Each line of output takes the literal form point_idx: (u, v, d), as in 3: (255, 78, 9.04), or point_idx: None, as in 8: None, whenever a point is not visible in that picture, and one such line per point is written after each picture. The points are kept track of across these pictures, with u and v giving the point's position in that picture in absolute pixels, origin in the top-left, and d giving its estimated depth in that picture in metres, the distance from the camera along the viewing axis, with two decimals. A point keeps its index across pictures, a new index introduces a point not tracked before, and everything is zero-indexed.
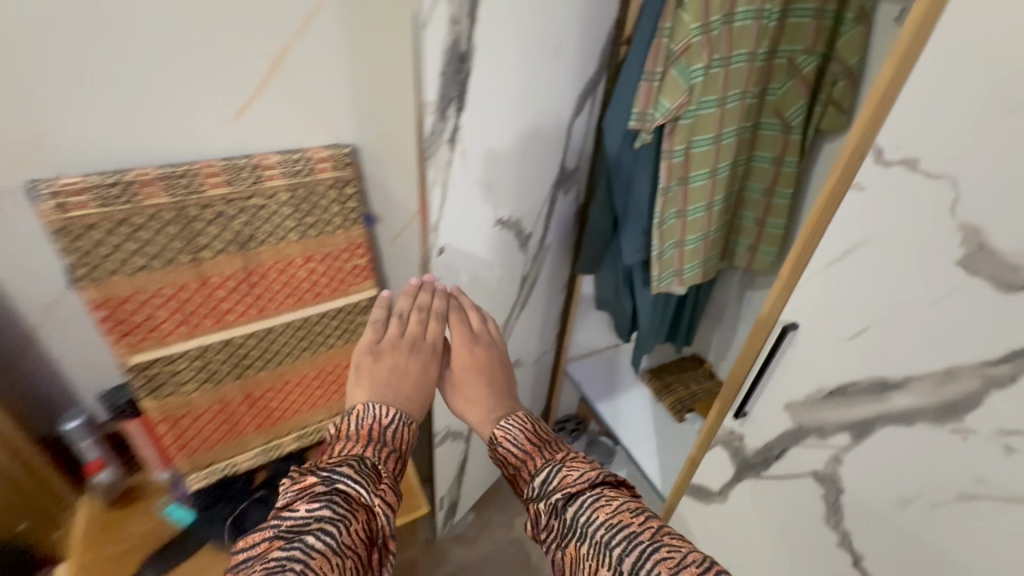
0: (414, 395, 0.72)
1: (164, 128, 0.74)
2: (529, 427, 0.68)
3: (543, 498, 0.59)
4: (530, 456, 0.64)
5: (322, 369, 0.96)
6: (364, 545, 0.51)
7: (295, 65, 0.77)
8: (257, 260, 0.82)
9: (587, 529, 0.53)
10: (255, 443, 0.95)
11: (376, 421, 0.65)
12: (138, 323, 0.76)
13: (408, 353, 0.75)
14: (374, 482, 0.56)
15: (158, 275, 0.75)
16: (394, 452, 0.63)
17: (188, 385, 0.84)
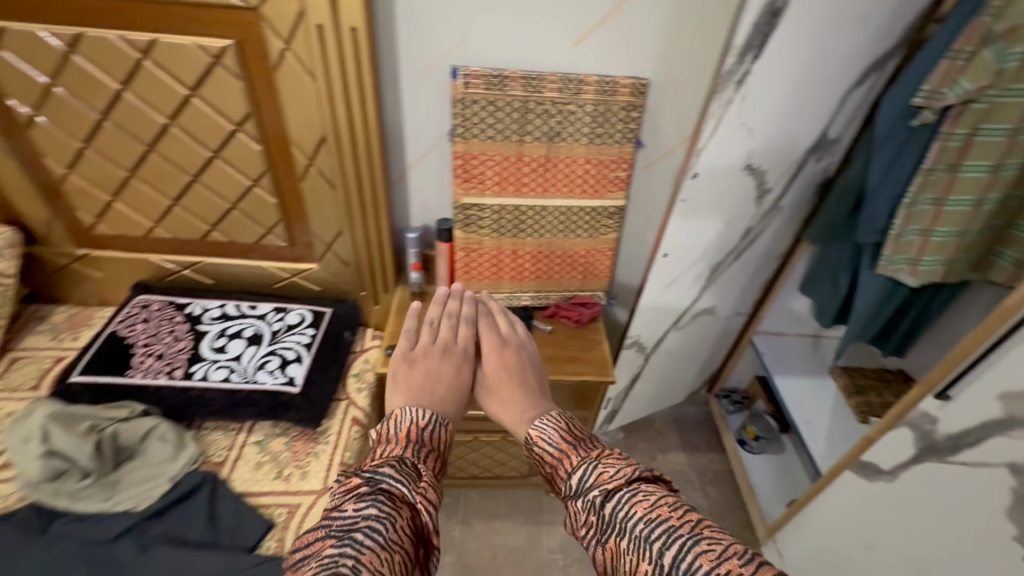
0: (447, 398, 0.87)
1: (529, 44, 1.04)
2: (561, 427, 0.78)
3: (582, 496, 0.67)
4: (565, 456, 0.72)
5: (566, 250, 1.25)
6: (411, 537, 0.60)
7: (629, 9, 1.00)
8: (556, 153, 1.11)
9: (626, 525, 0.60)
10: (506, 288, 1.29)
11: (414, 422, 0.76)
12: (474, 176, 1.12)
13: (440, 358, 0.93)
14: (410, 478, 0.65)
15: (496, 145, 1.09)
16: (429, 446, 0.74)
17: (484, 230, 1.19)
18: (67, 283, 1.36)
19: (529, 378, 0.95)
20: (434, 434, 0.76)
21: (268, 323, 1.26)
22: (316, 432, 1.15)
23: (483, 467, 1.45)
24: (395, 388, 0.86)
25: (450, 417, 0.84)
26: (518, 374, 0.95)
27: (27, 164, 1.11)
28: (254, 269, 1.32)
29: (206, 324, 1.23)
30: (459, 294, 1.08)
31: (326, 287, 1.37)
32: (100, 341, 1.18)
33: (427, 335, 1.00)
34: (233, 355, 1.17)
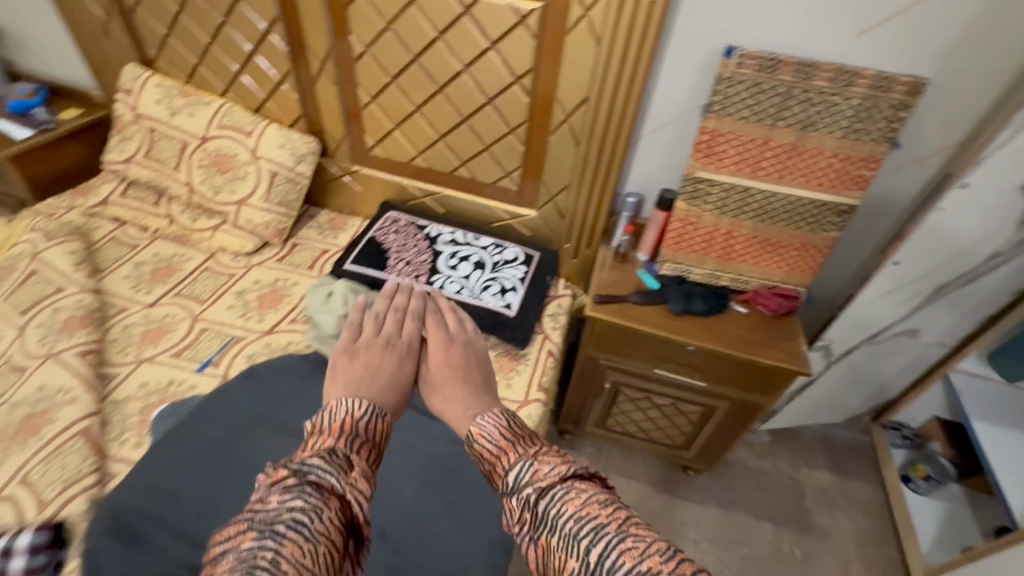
0: (379, 372, 0.95)
1: (810, 31, 1.06)
2: (501, 424, 0.86)
3: (516, 493, 0.74)
4: (503, 453, 0.80)
5: (781, 240, 1.27)
6: (336, 523, 0.63)
7: (932, 5, 0.98)
8: (806, 142, 1.13)
9: (557, 523, 0.67)
10: (708, 265, 1.35)
11: (349, 413, 0.79)
12: (716, 152, 1.18)
13: (381, 351, 1.01)
14: (344, 465, 0.69)
15: (747, 126, 1.13)
16: (360, 441, 0.76)
17: (707, 205, 1.25)
18: (334, 192, 1.67)
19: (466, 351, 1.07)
20: (371, 422, 0.80)
21: (489, 255, 1.44)
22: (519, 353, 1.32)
23: (638, 429, 1.52)
24: (335, 379, 0.91)
25: (388, 406, 0.90)
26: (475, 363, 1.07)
27: (344, 90, 1.39)
28: (482, 206, 1.51)
29: (441, 245, 1.45)
30: (410, 289, 1.21)
31: (536, 232, 1.53)
32: (363, 242, 1.44)
33: (370, 329, 1.08)
34: (463, 275, 1.37)
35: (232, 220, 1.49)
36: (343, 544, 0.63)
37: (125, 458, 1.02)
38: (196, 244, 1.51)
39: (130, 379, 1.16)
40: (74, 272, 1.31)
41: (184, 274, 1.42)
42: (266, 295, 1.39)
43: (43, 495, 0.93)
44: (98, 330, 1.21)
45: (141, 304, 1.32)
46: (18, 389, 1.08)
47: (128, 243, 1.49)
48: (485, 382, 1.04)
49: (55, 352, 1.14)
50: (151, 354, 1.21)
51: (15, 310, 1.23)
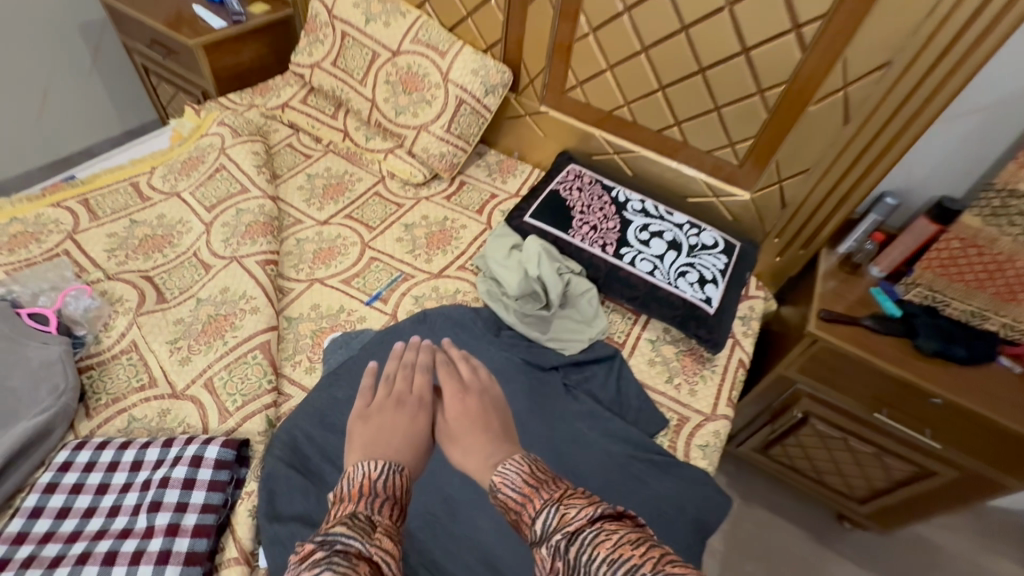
0: (396, 433, 0.77)
1: None
2: (527, 470, 0.70)
3: (546, 541, 0.60)
4: (529, 499, 0.66)
5: None
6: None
7: None
8: None
9: (588, 571, 0.55)
10: (975, 302, 1.04)
11: (366, 475, 0.69)
12: None
13: (393, 408, 0.81)
14: (365, 531, 0.60)
15: None
16: (386, 504, 0.66)
17: (1011, 227, 0.93)
18: (508, 132, 1.51)
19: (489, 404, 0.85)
20: (393, 488, 0.69)
21: (685, 235, 1.24)
22: (705, 356, 1.14)
23: (811, 467, 1.31)
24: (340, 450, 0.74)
25: (409, 465, 0.74)
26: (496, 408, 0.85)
27: (562, 16, 1.22)
28: (683, 176, 1.30)
29: (630, 214, 1.26)
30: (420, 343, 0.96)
31: (740, 219, 1.29)
32: (545, 194, 1.29)
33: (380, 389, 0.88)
34: (656, 254, 1.18)
35: (408, 145, 1.39)
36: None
37: (299, 382, 0.98)
38: (366, 165, 1.43)
39: (303, 297, 1.11)
40: (256, 175, 1.27)
41: (355, 196, 1.35)
42: (435, 234, 1.29)
43: (226, 405, 0.90)
44: (276, 240, 1.17)
45: (314, 221, 1.27)
46: (205, 287, 1.07)
47: (302, 152, 1.45)
48: (503, 428, 0.82)
49: (238, 256, 1.11)
50: (323, 275, 1.16)
51: (203, 204, 1.22)
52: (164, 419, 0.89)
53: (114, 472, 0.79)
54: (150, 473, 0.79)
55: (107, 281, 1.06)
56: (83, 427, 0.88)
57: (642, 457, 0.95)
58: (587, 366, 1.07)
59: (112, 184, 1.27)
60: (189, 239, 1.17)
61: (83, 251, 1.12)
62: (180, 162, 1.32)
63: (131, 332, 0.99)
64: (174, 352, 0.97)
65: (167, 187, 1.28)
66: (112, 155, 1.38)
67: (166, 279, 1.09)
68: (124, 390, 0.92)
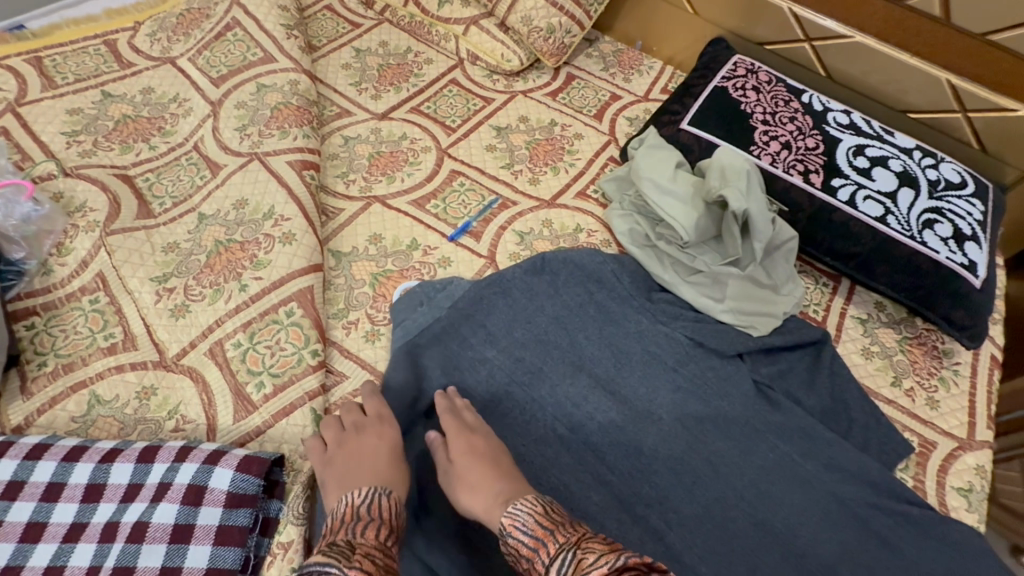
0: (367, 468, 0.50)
1: None
2: (540, 505, 0.49)
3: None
4: (541, 548, 0.45)
5: None
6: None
7: None
8: None
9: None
10: None
11: (349, 501, 0.48)
12: None
13: (352, 441, 0.52)
14: (346, 555, 0.40)
15: None
16: (380, 528, 0.45)
17: None
18: (635, 7, 1.07)
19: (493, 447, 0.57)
20: (388, 509, 0.48)
21: (919, 166, 0.83)
22: (944, 349, 0.77)
23: None
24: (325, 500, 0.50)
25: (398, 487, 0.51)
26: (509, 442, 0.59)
27: None
28: (917, 77, 0.87)
29: (836, 129, 0.85)
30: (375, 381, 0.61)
31: (992, 150, 0.87)
32: (707, 93, 0.87)
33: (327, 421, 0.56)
34: (885, 191, 0.78)
35: (500, 13, 0.96)
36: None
37: (355, 355, 0.63)
38: (437, 42, 1.01)
39: (357, 223, 0.74)
40: (286, 38, 0.87)
41: (424, 83, 0.94)
42: (539, 144, 0.89)
43: (246, 390, 0.56)
44: (317, 135, 0.78)
45: (369, 113, 0.88)
46: (211, 197, 0.70)
47: (347, 19, 1.02)
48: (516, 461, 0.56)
49: (261, 155, 0.73)
50: (384, 193, 0.78)
51: (208, 76, 0.83)
52: (146, 404, 0.55)
53: (55, 504, 0.46)
54: (118, 510, 0.46)
55: (63, 179, 0.69)
56: (17, 410, 0.54)
57: (890, 509, 0.61)
58: (783, 355, 0.71)
59: (79, 40, 0.88)
60: (188, 126, 0.78)
61: (29, 132, 0.75)
62: (176, 15, 0.91)
63: (98, 259, 0.63)
64: (163, 297, 0.61)
65: (157, 50, 0.88)
66: (81, 4, 0.97)
67: (152, 182, 0.72)
68: (83, 353, 0.58)
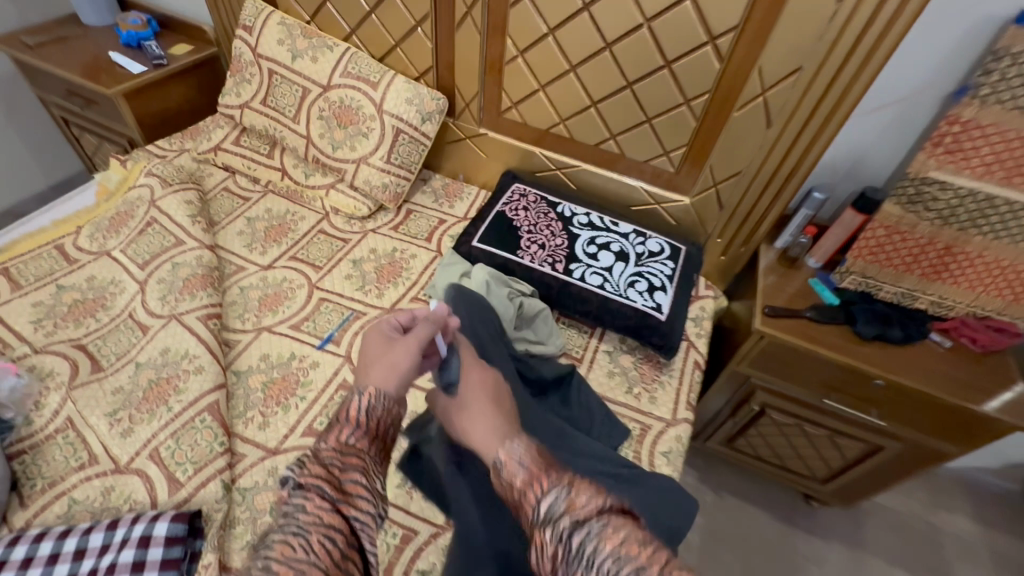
0: (379, 366, 0.71)
1: None
2: (534, 450, 0.60)
3: (550, 526, 0.50)
4: (536, 478, 0.55)
5: (1011, 264, 1.02)
6: (332, 513, 0.54)
7: None
8: None
9: (593, 562, 0.45)
10: (904, 284, 1.11)
11: (348, 407, 0.66)
12: (954, 141, 0.92)
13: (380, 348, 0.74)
14: (303, 466, 0.58)
15: (1018, 120, 0.87)
16: (352, 430, 0.64)
17: (927, 212, 1.01)
18: (450, 155, 1.51)
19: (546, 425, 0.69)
20: (358, 409, 0.65)
21: (632, 245, 1.26)
22: (662, 362, 1.16)
23: (772, 453, 1.35)
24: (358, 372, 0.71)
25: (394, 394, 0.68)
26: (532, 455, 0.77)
27: (488, 39, 1.23)
28: (624, 185, 1.32)
29: (577, 228, 1.27)
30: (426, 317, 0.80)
31: (684, 222, 1.33)
32: (491, 216, 1.29)
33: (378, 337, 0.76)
34: (605, 266, 1.20)
35: (348, 178, 1.37)
36: (352, 554, 0.52)
37: (251, 440, 0.95)
38: (308, 202, 1.40)
39: (250, 349, 1.08)
40: (191, 225, 1.23)
41: (299, 236, 1.32)
42: (384, 267, 1.27)
43: (175, 475, 0.86)
44: (218, 291, 1.13)
45: (257, 266, 1.24)
46: (143, 350, 1.02)
47: (239, 195, 1.40)
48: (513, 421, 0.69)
49: (177, 314, 1.07)
50: (271, 323, 1.13)
51: (136, 261, 1.17)
52: (108, 497, 0.84)
53: (54, 565, 0.74)
54: (96, 560, 0.75)
55: (34, 355, 1.00)
56: (17, 518, 0.82)
57: (611, 472, 0.95)
58: (545, 387, 1.07)
59: (36, 248, 1.20)
60: (123, 300, 1.11)
61: (6, 324, 1.05)
62: (108, 218, 1.26)
63: (65, 408, 0.93)
64: (114, 425, 0.92)
65: (95, 246, 1.21)
66: (33, 218, 1.30)
67: (100, 346, 1.03)
68: (61, 472, 0.87)
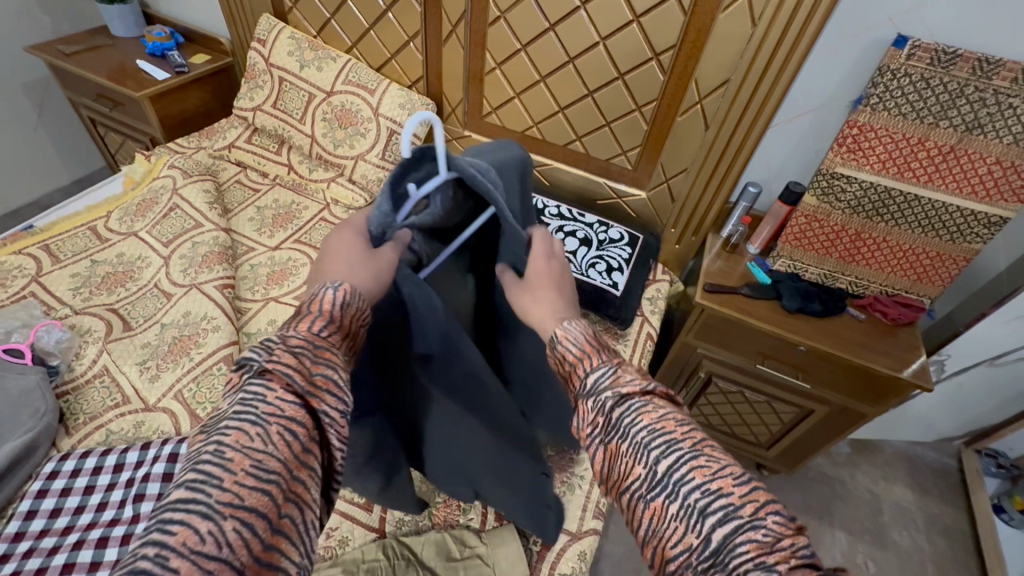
0: (351, 269, 0.56)
1: (984, 31, 0.98)
2: (591, 330, 0.63)
3: (596, 397, 0.56)
4: (588, 356, 0.59)
5: (911, 247, 1.20)
6: (299, 408, 0.44)
7: None
8: (968, 146, 1.03)
9: (630, 430, 0.51)
10: (827, 266, 1.30)
11: (318, 298, 0.52)
12: (852, 142, 1.11)
13: (342, 243, 0.59)
14: (269, 349, 0.46)
15: (902, 124, 1.05)
16: (323, 322, 0.50)
17: (838, 203, 1.19)
18: None
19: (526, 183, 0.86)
20: (334, 302, 0.51)
21: (595, 233, 1.44)
22: (618, 333, 1.33)
23: (722, 421, 1.52)
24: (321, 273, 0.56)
25: (371, 298, 0.57)
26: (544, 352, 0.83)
27: (471, 54, 1.41)
28: (589, 181, 1.51)
29: (548, 218, 1.44)
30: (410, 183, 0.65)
31: (642, 214, 1.51)
32: None
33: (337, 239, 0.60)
34: (570, 250, 1.38)
35: (347, 173, 1.55)
36: (314, 451, 0.44)
37: None
38: (311, 194, 1.57)
39: (259, 315, 1.24)
40: (208, 210, 1.40)
41: (303, 222, 1.49)
42: None
43: (196, 411, 1.03)
44: (232, 266, 1.30)
45: (266, 247, 1.41)
46: (167, 312, 1.19)
47: (250, 187, 1.58)
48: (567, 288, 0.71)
49: (197, 283, 1.24)
50: (277, 294, 1.29)
51: (160, 240, 1.34)
52: (140, 429, 1.00)
53: (98, 475, 0.90)
54: (133, 471, 0.90)
55: (75, 315, 1.16)
56: (64, 443, 0.98)
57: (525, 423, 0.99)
58: None
59: (72, 228, 1.37)
60: (149, 273, 1.28)
61: (49, 291, 1.22)
62: (135, 204, 1.43)
63: (102, 358, 1.10)
64: (144, 371, 1.08)
65: (124, 228, 1.38)
66: (68, 204, 1.47)
67: (130, 310, 1.20)
68: (100, 409, 1.03)
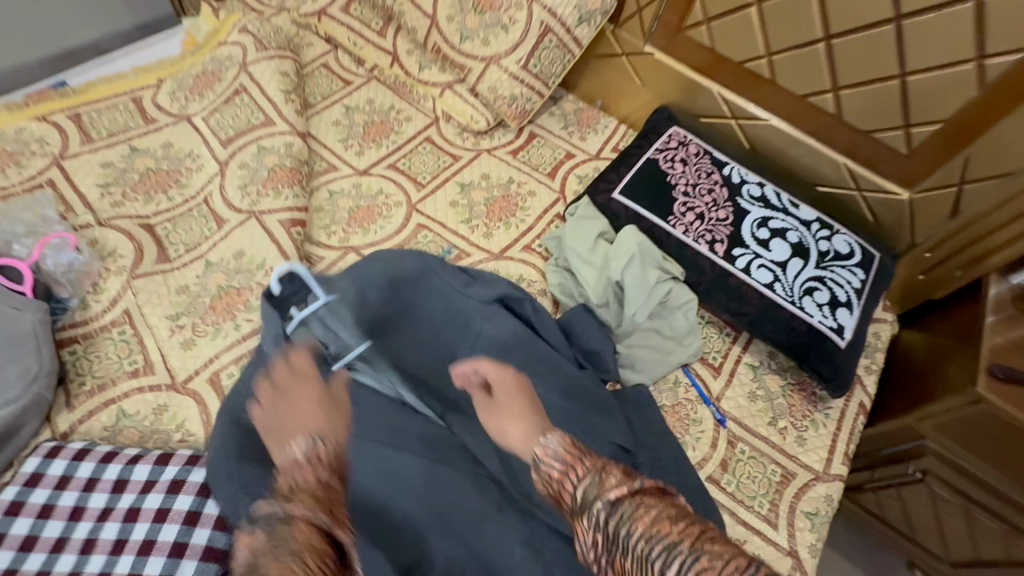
0: (309, 412, 0.55)
1: None
2: (570, 439, 0.55)
3: (587, 512, 0.48)
4: (574, 468, 0.52)
5: None
6: (319, 551, 0.43)
7: None
8: None
9: (627, 541, 0.45)
10: None
11: (294, 444, 0.52)
12: None
13: (287, 393, 0.57)
14: (284, 497, 0.46)
15: None
16: (321, 471, 0.50)
17: None
18: (594, 73, 1.20)
19: (447, 269, 0.87)
20: (325, 447, 0.51)
21: (813, 238, 0.96)
22: (818, 395, 0.92)
23: (907, 520, 1.10)
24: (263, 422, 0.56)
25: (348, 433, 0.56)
26: (536, 371, 0.80)
27: None
28: (820, 157, 1.01)
29: (745, 201, 0.98)
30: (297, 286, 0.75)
31: (885, 221, 1.01)
32: (640, 164, 1.02)
33: (269, 394, 0.57)
34: (777, 261, 0.93)
35: (472, 81, 1.10)
36: None
37: None
38: (417, 101, 1.16)
39: (336, 269, 0.91)
40: (282, 103, 1.02)
41: (402, 140, 1.10)
42: (496, 201, 1.04)
43: None
44: (305, 193, 0.94)
45: (352, 169, 1.04)
46: (215, 245, 0.86)
47: (339, 76, 1.17)
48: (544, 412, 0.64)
49: (258, 212, 0.90)
50: (360, 243, 0.94)
51: (217, 135, 0.99)
52: (160, 419, 0.72)
53: (91, 493, 0.64)
54: (137, 499, 0.64)
55: (98, 227, 0.86)
56: (61, 420, 0.71)
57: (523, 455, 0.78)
58: (667, 391, 0.89)
59: (109, 97, 1.03)
60: (199, 181, 0.94)
61: (71, 184, 0.91)
62: (192, 76, 1.06)
63: (125, 298, 0.80)
64: (174, 332, 0.78)
65: (174, 107, 1.03)
66: (111, 60, 1.13)
67: (169, 231, 0.88)
68: (112, 376, 0.74)
